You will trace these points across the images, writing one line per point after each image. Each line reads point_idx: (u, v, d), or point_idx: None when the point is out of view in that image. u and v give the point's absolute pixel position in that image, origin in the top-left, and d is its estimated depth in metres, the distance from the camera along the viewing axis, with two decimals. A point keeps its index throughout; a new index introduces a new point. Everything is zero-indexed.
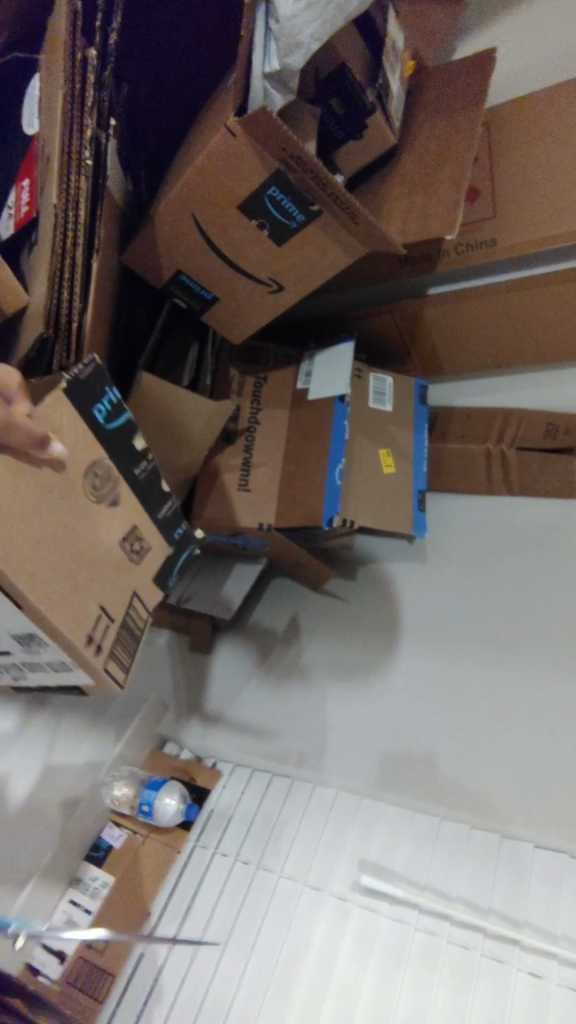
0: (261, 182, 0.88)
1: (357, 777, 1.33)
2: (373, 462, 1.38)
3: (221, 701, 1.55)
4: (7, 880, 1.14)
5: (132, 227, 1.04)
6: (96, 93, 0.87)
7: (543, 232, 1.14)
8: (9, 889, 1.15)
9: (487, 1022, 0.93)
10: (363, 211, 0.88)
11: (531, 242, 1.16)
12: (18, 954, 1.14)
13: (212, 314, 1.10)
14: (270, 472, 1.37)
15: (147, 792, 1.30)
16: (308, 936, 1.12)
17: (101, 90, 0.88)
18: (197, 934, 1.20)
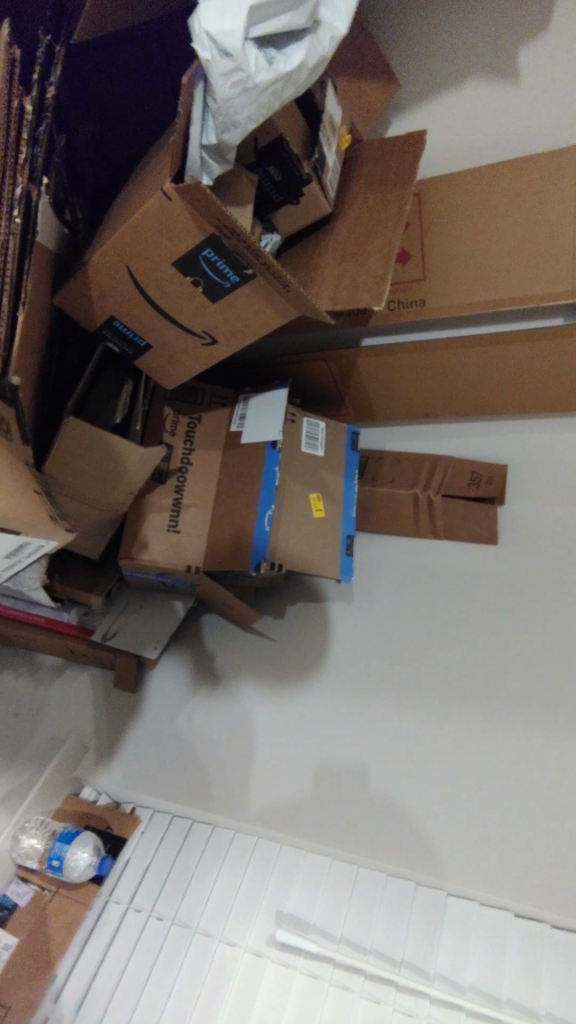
0: (196, 244, 0.90)
1: (275, 821, 1.32)
2: (303, 508, 1.40)
3: (140, 743, 1.49)
4: None
5: (65, 268, 1.04)
6: (30, 147, 0.87)
7: (463, 300, 1.24)
8: None
9: None
10: (294, 284, 0.91)
11: (456, 307, 1.24)
12: None
13: (145, 359, 1.10)
14: (200, 512, 1.37)
15: (57, 844, 1.22)
16: (223, 985, 1.11)
17: (35, 144, 0.88)
18: (108, 993, 1.16)
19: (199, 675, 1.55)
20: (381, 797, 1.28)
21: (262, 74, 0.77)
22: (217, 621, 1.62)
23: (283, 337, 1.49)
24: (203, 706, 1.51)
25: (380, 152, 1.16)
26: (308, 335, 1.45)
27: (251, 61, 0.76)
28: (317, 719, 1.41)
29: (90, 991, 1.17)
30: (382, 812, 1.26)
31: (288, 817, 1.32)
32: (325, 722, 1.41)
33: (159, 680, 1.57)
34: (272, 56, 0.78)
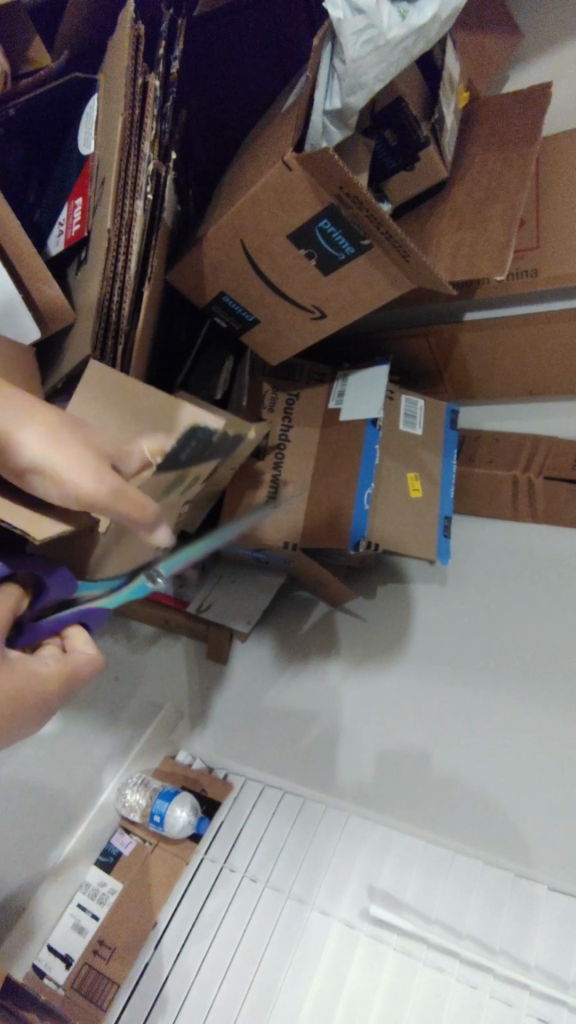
0: (313, 215, 0.89)
1: (359, 798, 1.33)
2: (401, 486, 1.37)
3: (232, 711, 1.55)
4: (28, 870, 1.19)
5: (179, 244, 1.05)
6: (158, 123, 0.90)
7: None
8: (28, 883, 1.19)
9: None
10: (414, 252, 0.88)
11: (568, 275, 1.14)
12: (24, 956, 1.17)
13: (251, 335, 1.11)
14: (298, 489, 1.37)
15: (158, 801, 1.28)
16: (316, 953, 1.12)
17: (162, 121, 0.91)
18: (203, 950, 1.19)
19: (289, 650, 1.56)
20: (472, 784, 1.26)
21: (394, 29, 0.76)
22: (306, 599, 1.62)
23: (381, 313, 1.47)
24: (292, 680, 1.53)
25: (497, 110, 1.10)
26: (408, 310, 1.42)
27: (384, 16, 0.75)
28: (408, 699, 1.40)
29: (184, 949, 1.21)
30: (477, 800, 1.24)
31: (366, 793, 1.33)
32: (416, 702, 1.39)
33: (249, 653, 1.60)
34: (406, 9, 0.76)
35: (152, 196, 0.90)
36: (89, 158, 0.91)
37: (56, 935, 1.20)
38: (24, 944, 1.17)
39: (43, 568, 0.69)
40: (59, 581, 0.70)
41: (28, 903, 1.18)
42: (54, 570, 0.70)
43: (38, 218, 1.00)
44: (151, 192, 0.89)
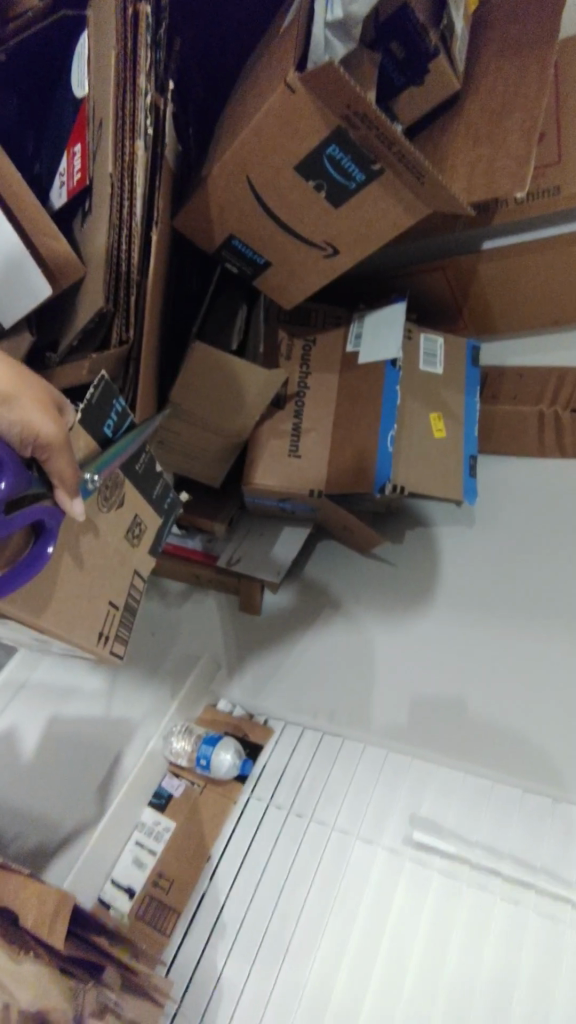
0: (320, 142, 0.86)
1: (395, 737, 1.36)
2: (424, 427, 1.35)
3: (267, 661, 1.57)
4: (76, 817, 1.23)
5: (183, 188, 1.02)
6: (154, 52, 0.87)
7: None
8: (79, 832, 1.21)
9: (536, 972, 0.97)
10: (430, 171, 0.85)
11: None
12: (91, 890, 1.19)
13: (264, 279, 1.08)
14: (320, 437, 1.35)
15: (203, 746, 1.33)
16: (362, 882, 1.15)
17: (157, 49, 0.87)
18: (253, 885, 1.23)
19: (319, 598, 1.58)
20: (507, 722, 1.28)
21: None
22: (334, 547, 1.63)
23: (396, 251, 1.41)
24: (325, 627, 1.55)
25: (512, 12, 1.03)
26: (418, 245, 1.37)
27: None
28: (444, 637, 1.41)
29: (235, 884, 1.24)
30: (515, 722, 1.28)
31: (404, 732, 1.36)
32: (451, 641, 1.40)
33: (281, 603, 1.62)
34: None
35: (154, 129, 0.88)
36: (84, 100, 0.89)
37: (118, 868, 1.25)
38: (82, 885, 1.17)
39: (6, 457, 0.64)
40: (19, 475, 0.65)
41: (81, 841, 1.20)
42: (13, 457, 0.65)
43: (38, 168, 0.98)
44: (151, 127, 0.86)
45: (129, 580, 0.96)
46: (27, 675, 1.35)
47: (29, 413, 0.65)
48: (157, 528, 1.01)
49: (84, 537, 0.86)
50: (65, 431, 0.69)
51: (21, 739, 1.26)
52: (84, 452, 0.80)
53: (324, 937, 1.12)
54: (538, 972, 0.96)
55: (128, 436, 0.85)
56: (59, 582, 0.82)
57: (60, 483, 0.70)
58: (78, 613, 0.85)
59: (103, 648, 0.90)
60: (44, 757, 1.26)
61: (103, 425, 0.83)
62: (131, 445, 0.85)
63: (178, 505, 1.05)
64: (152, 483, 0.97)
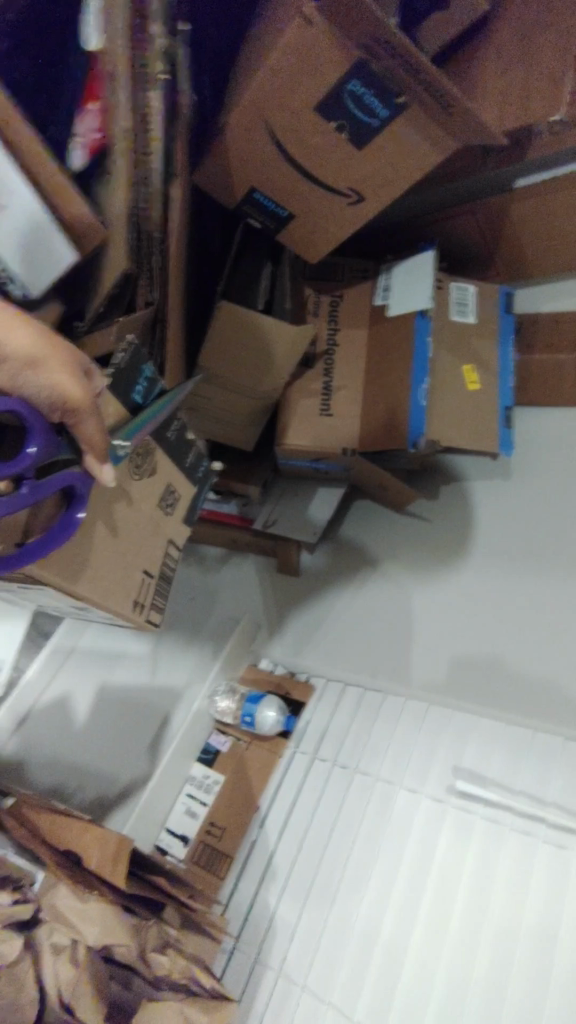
0: (340, 77, 0.83)
1: (432, 692, 1.34)
2: (457, 380, 1.31)
3: (306, 623, 1.59)
4: (132, 768, 1.29)
5: (200, 145, 1.01)
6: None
7: None
8: (135, 785, 1.28)
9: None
10: (458, 100, 0.81)
11: None
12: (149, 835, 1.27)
13: (288, 235, 1.06)
14: (351, 395, 1.33)
15: (248, 704, 1.37)
16: (406, 832, 1.14)
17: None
18: (300, 834, 1.27)
19: (355, 559, 1.59)
20: (547, 676, 1.24)
21: None
22: (368, 507, 1.63)
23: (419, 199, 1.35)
24: (362, 587, 1.56)
25: None
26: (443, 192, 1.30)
27: None
28: (482, 593, 1.39)
29: (283, 833, 1.30)
30: (556, 671, 1.23)
31: (442, 689, 1.34)
32: (490, 597, 1.38)
33: (317, 566, 1.64)
34: None
35: (167, 77, 0.86)
36: (95, 53, 0.86)
37: (172, 819, 1.31)
38: (142, 829, 1.24)
39: (35, 423, 0.67)
40: (47, 440, 0.68)
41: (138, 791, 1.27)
42: (42, 421, 0.67)
43: (53, 131, 0.96)
44: (164, 73, 0.85)
45: (164, 549, 0.96)
46: (74, 644, 1.37)
47: (56, 377, 0.64)
48: (190, 496, 1.02)
49: (118, 504, 0.87)
50: (93, 394, 0.68)
51: (74, 706, 1.30)
52: (112, 418, 0.81)
53: (371, 880, 1.14)
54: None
55: (158, 403, 0.86)
56: (94, 548, 0.84)
57: (90, 448, 0.71)
58: (113, 581, 0.86)
59: (140, 615, 0.91)
60: (95, 723, 1.30)
61: (131, 389, 0.83)
62: (163, 411, 0.86)
63: (211, 472, 1.06)
64: (184, 450, 0.99)
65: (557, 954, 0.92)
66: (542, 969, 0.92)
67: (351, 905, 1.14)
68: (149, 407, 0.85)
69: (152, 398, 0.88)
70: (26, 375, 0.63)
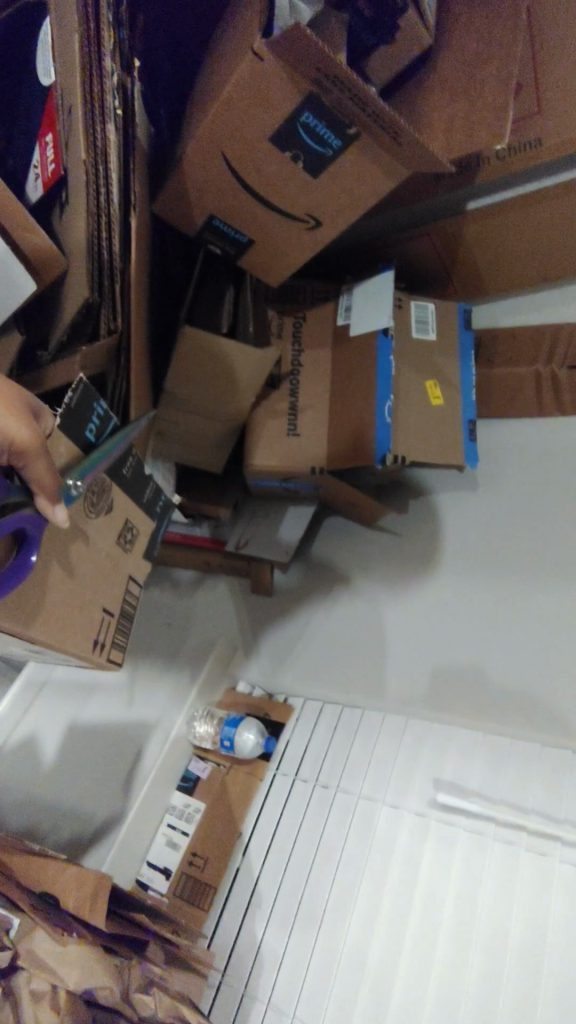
0: (293, 109, 0.85)
1: (413, 706, 1.34)
2: (421, 396, 1.33)
3: (282, 643, 1.59)
4: (104, 806, 1.28)
5: (159, 174, 1.02)
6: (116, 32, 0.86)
7: None
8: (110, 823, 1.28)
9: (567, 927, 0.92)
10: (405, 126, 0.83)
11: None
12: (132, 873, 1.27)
13: (248, 259, 1.09)
14: (316, 414, 1.34)
15: (227, 728, 1.35)
16: (390, 850, 1.14)
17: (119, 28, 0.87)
18: (284, 859, 1.25)
19: (326, 579, 1.60)
20: (520, 686, 1.23)
21: None
22: (339, 524, 1.64)
23: (377, 221, 1.40)
24: (336, 604, 1.56)
25: None
26: (400, 214, 1.35)
27: None
28: (453, 602, 1.40)
29: (268, 858, 1.28)
30: (532, 678, 1.23)
31: (420, 701, 1.34)
32: (461, 605, 1.38)
33: (293, 585, 1.63)
34: None
35: (122, 110, 0.87)
36: (51, 89, 0.88)
37: (153, 853, 1.31)
38: (120, 867, 1.26)
39: None
40: None
41: (113, 831, 1.28)
42: None
43: (9, 160, 0.97)
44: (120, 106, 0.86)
45: (123, 587, 0.96)
46: (47, 674, 1.24)
47: (5, 423, 0.66)
48: (150, 531, 1.02)
49: (75, 544, 0.87)
50: (41, 435, 0.68)
51: (43, 741, 1.21)
52: (64, 459, 0.80)
53: (356, 905, 1.13)
54: (567, 925, 0.92)
55: (111, 441, 0.85)
56: (49, 593, 0.82)
57: (39, 489, 0.71)
58: (71, 627, 0.85)
59: (100, 655, 0.91)
60: (65, 762, 1.24)
61: (84, 428, 0.82)
62: (118, 451, 0.86)
63: (171, 503, 1.06)
64: (142, 485, 0.99)
65: (544, 971, 0.92)
66: (529, 981, 0.92)
67: (339, 931, 1.12)
68: (106, 443, 0.85)
69: (110, 433, 0.87)
70: None
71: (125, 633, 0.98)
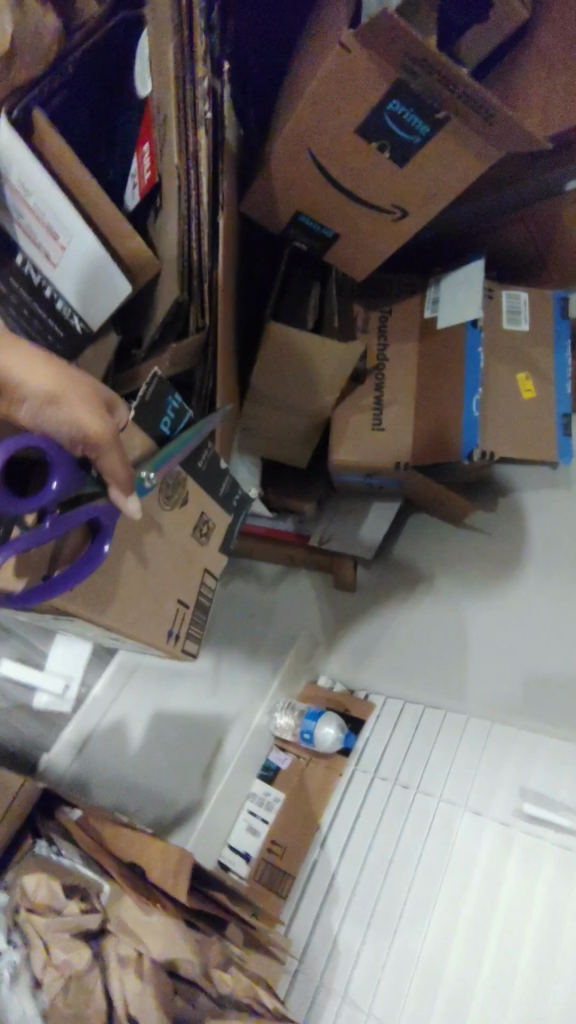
0: (381, 98, 0.85)
1: (501, 711, 1.24)
2: (511, 388, 1.27)
3: (363, 639, 1.58)
4: (186, 788, 1.38)
5: (247, 172, 1.05)
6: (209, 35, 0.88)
7: None
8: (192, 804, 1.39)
9: None
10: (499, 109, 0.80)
11: None
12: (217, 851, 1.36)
13: (335, 252, 1.08)
14: (402, 407, 1.32)
15: (307, 720, 1.38)
16: (472, 860, 1.09)
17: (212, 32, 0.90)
18: (362, 853, 1.25)
19: (407, 578, 1.57)
20: None
21: None
22: (425, 521, 1.59)
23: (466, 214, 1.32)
24: (419, 602, 1.52)
25: None
26: (495, 200, 1.26)
27: None
28: (545, 608, 1.29)
29: (346, 851, 1.28)
30: None
31: (509, 706, 1.24)
32: (554, 613, 1.27)
33: (374, 581, 1.63)
34: None
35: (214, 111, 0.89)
36: (148, 99, 0.92)
37: (234, 835, 1.39)
38: (203, 845, 1.35)
39: (56, 458, 0.68)
40: (69, 475, 0.70)
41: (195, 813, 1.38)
42: (64, 457, 0.69)
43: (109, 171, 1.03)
44: (210, 109, 0.87)
45: (199, 579, 1.01)
46: (136, 662, 1.30)
47: (77, 414, 0.67)
48: (226, 524, 1.05)
49: (149, 535, 0.90)
50: (113, 428, 0.69)
51: (129, 728, 1.29)
52: (139, 451, 0.83)
53: (430, 916, 1.10)
54: None
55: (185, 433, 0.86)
56: (122, 583, 0.86)
57: (113, 483, 0.72)
58: (148, 618, 0.91)
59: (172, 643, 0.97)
60: (151, 747, 1.33)
61: (158, 421, 0.85)
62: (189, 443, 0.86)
63: (247, 496, 1.08)
64: (216, 478, 0.99)
65: None
66: None
67: (416, 934, 1.10)
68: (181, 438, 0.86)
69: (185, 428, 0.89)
70: (48, 412, 0.66)
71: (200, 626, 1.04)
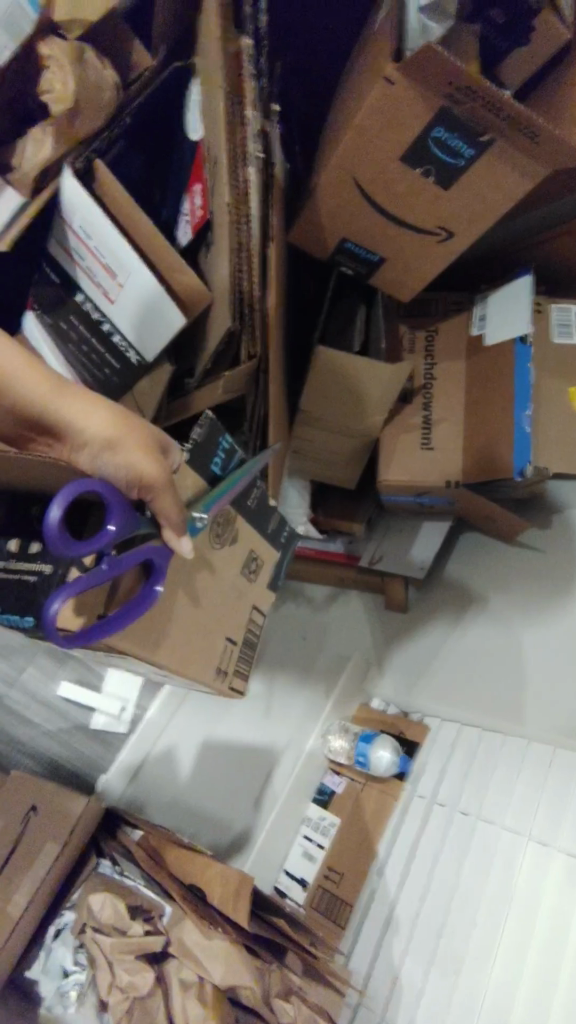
0: (424, 126, 0.86)
1: (561, 736, 1.20)
2: (562, 404, 1.26)
3: (416, 662, 1.55)
4: (241, 816, 1.37)
5: (294, 205, 1.08)
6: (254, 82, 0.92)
7: None
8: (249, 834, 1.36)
9: None
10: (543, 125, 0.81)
11: None
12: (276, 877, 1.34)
13: (380, 275, 1.10)
14: (451, 427, 1.32)
15: (361, 744, 1.36)
16: (539, 896, 1.03)
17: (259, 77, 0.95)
18: (422, 883, 1.21)
19: (459, 600, 1.54)
20: None
21: None
22: (474, 540, 1.57)
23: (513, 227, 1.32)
24: (472, 625, 1.48)
25: None
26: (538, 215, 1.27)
27: None
28: None
29: (404, 882, 1.24)
30: None
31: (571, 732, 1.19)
32: None
33: (426, 604, 1.60)
34: None
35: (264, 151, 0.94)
36: (199, 143, 0.97)
37: (290, 861, 1.36)
38: (261, 872, 1.33)
39: (113, 501, 0.69)
40: (126, 517, 0.71)
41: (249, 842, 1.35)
42: (120, 499, 0.70)
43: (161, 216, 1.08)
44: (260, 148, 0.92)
45: (248, 615, 1.01)
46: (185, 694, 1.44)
47: (132, 457, 0.70)
48: (274, 560, 1.05)
49: (200, 574, 0.92)
50: (167, 471, 0.72)
51: (179, 758, 1.39)
52: (191, 489, 0.85)
53: (496, 952, 1.04)
54: None
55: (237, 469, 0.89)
56: (176, 620, 0.88)
57: (167, 522, 0.74)
58: (199, 654, 0.92)
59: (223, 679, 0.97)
60: (202, 775, 1.38)
61: (210, 459, 0.87)
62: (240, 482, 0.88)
63: (295, 533, 1.09)
64: (266, 514, 1.01)
65: None
66: None
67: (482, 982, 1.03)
68: (233, 474, 0.89)
69: (236, 462, 0.91)
70: (106, 456, 0.70)
71: (247, 664, 1.03)
